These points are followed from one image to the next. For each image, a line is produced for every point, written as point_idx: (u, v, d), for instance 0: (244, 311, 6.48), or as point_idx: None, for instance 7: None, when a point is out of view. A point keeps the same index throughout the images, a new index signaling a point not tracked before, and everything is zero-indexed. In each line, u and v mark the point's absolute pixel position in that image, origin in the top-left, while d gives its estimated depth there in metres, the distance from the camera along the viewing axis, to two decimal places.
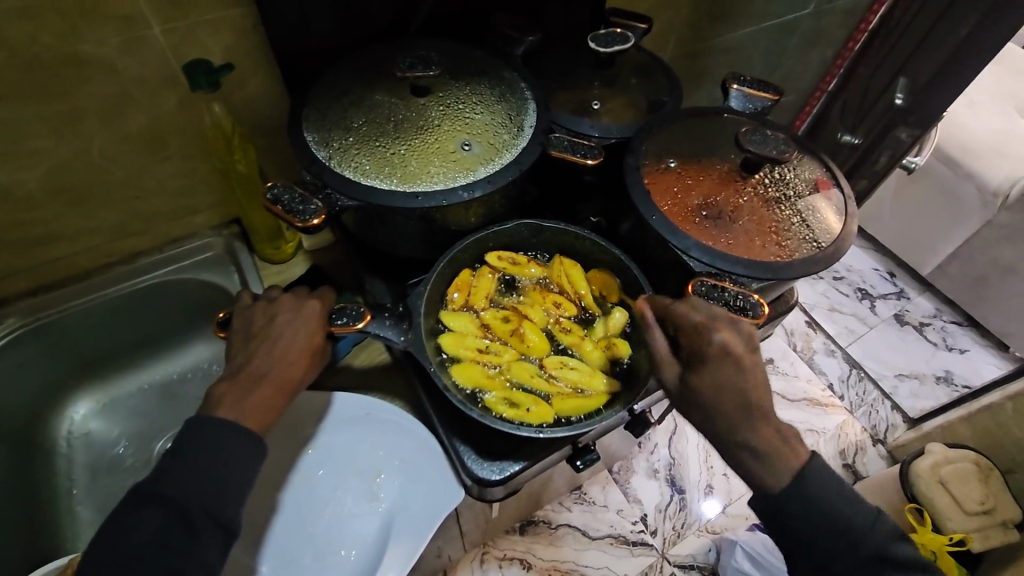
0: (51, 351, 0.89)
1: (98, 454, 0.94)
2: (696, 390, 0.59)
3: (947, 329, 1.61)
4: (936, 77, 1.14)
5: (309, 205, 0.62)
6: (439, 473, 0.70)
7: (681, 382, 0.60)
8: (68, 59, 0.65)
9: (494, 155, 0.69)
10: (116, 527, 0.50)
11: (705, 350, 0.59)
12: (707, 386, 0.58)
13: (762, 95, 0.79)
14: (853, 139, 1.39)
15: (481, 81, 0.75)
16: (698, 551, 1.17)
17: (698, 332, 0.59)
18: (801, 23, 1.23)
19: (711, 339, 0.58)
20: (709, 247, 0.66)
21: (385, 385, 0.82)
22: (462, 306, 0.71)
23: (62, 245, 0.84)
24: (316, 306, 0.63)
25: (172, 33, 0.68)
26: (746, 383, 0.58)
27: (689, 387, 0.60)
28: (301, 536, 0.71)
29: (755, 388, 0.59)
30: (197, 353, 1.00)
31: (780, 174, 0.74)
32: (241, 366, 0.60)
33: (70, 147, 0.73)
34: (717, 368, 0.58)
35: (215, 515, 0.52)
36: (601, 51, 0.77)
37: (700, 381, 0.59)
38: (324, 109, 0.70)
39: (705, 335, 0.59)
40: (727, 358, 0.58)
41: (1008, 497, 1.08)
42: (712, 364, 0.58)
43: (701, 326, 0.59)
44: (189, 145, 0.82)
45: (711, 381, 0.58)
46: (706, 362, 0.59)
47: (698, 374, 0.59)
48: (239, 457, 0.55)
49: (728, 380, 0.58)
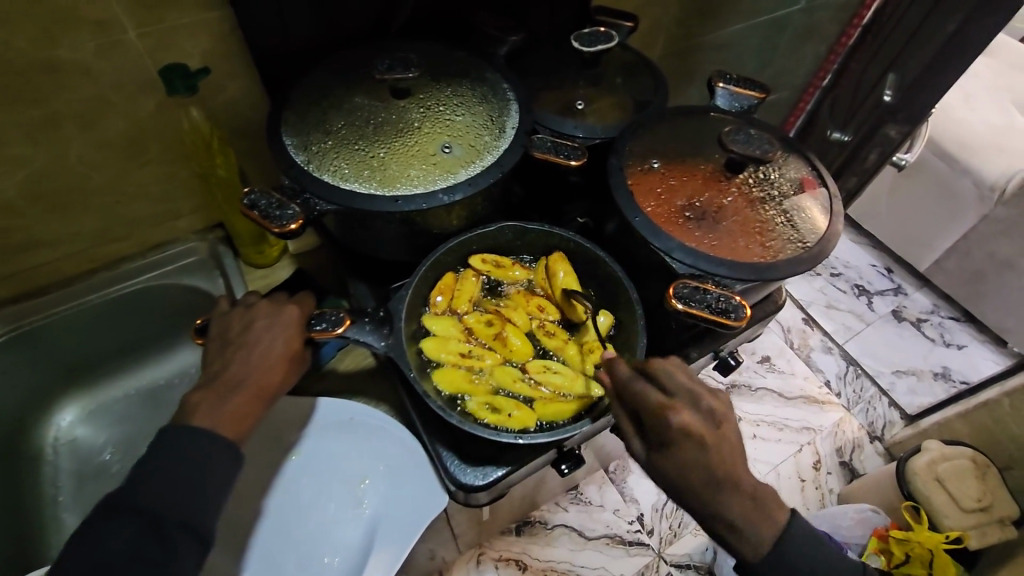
0: (35, 358, 0.88)
1: (85, 461, 0.93)
2: (660, 469, 0.55)
3: (945, 325, 1.60)
4: (925, 73, 1.11)
5: (286, 210, 0.61)
6: (423, 479, 0.70)
7: (647, 459, 0.57)
8: (42, 65, 0.65)
9: (475, 157, 0.68)
10: (88, 540, 0.50)
11: (666, 431, 0.55)
12: (670, 467, 0.54)
13: (749, 94, 0.78)
14: (842, 137, 1.36)
15: (462, 82, 0.74)
16: (694, 550, 1.16)
17: (655, 412, 0.55)
18: (792, 19, 1.22)
19: (668, 421, 0.54)
20: (692, 248, 0.65)
21: (371, 389, 0.82)
22: (445, 310, 0.71)
23: (43, 251, 0.83)
24: (293, 312, 0.63)
25: (148, 37, 0.68)
26: (713, 463, 0.54)
27: (653, 466, 0.56)
28: (286, 543, 0.71)
29: (723, 464, 0.54)
30: (184, 358, 0.99)
31: (766, 173, 0.73)
32: (217, 374, 0.59)
33: (48, 153, 0.73)
34: (680, 449, 0.54)
35: (190, 525, 0.51)
36: (585, 50, 0.77)
37: (663, 461, 0.55)
38: (304, 113, 0.69)
39: (662, 417, 0.55)
40: (688, 444, 0.54)
41: (1006, 494, 1.07)
42: (672, 445, 0.54)
43: (658, 407, 0.55)
44: (170, 150, 0.81)
45: (674, 464, 0.54)
46: (667, 443, 0.55)
47: (659, 453, 0.55)
48: (214, 467, 0.54)
49: (692, 463, 0.54)
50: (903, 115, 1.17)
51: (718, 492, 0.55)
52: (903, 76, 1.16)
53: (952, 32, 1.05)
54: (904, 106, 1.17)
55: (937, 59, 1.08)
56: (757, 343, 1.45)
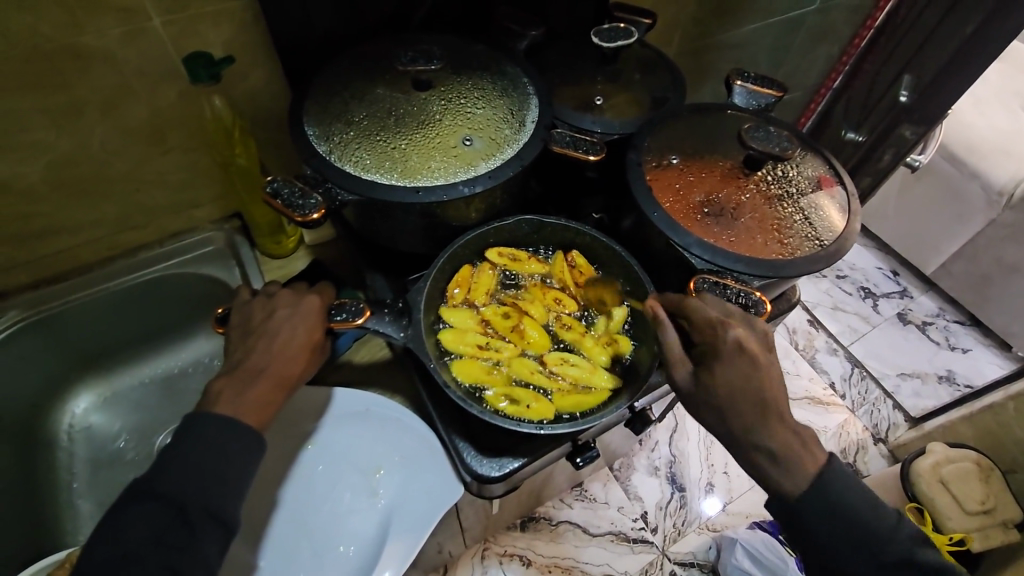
0: (53, 344, 0.89)
1: (98, 448, 0.94)
2: (709, 387, 0.58)
3: (950, 328, 1.61)
4: (945, 72, 1.12)
5: (309, 199, 0.62)
6: (438, 468, 0.70)
7: (693, 381, 0.59)
8: (68, 52, 0.65)
9: (496, 150, 0.69)
10: (114, 523, 0.50)
11: (722, 344, 0.58)
12: (722, 379, 0.58)
13: (766, 92, 0.78)
14: (857, 137, 1.37)
15: (483, 76, 0.74)
16: (698, 549, 1.17)
17: (713, 327, 0.59)
18: (806, 19, 1.22)
19: (726, 334, 0.58)
20: (710, 244, 0.66)
21: (385, 380, 0.82)
22: (462, 302, 0.71)
23: (63, 238, 0.84)
24: (315, 301, 0.63)
25: (173, 25, 0.68)
26: (762, 382, 0.58)
27: (701, 385, 0.59)
28: (300, 531, 0.71)
29: (771, 386, 0.58)
30: (198, 347, 1.00)
31: (783, 171, 0.73)
32: (239, 363, 0.60)
33: (70, 140, 0.73)
34: (732, 365, 0.58)
35: (214, 511, 0.52)
36: (604, 46, 0.76)
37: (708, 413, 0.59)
38: (325, 103, 0.70)
39: (719, 331, 0.59)
40: (744, 354, 0.58)
41: (1010, 497, 1.06)
42: (727, 358, 0.58)
43: (718, 322, 0.59)
44: (191, 138, 0.81)
45: (726, 379, 0.58)
46: (720, 357, 0.58)
47: (712, 369, 0.59)
48: (236, 454, 0.55)
49: (742, 378, 0.58)
50: (919, 116, 1.19)
51: None
52: (921, 77, 1.18)
53: (973, 32, 1.06)
54: (920, 106, 1.18)
55: (957, 57, 1.10)
56: None
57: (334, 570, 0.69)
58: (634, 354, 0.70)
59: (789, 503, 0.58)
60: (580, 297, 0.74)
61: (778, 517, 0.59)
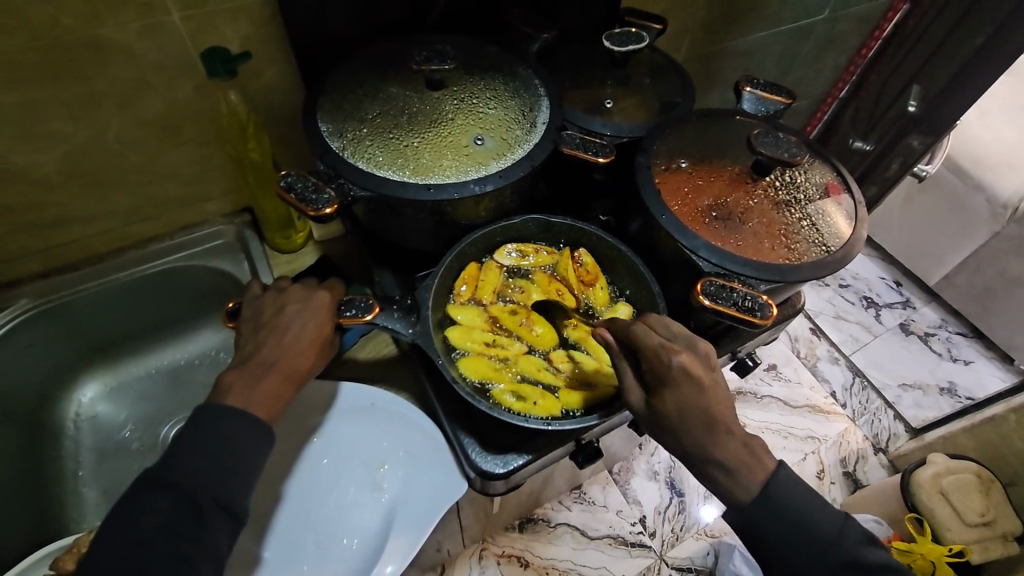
0: (62, 332, 0.90)
1: (104, 437, 0.94)
2: (662, 411, 0.58)
3: (952, 340, 1.61)
4: (954, 84, 1.14)
5: (322, 194, 0.62)
6: (442, 463, 0.71)
7: (648, 407, 0.60)
8: (87, 44, 0.66)
9: (507, 150, 0.70)
10: (127, 511, 0.51)
11: (667, 372, 0.59)
12: (671, 408, 0.58)
13: (776, 98, 0.79)
14: (864, 146, 1.39)
15: (495, 76, 0.75)
16: (696, 554, 1.17)
17: (655, 352, 0.59)
18: (815, 29, 1.22)
19: (670, 360, 0.59)
20: (718, 248, 0.66)
21: (390, 376, 0.83)
22: (470, 300, 0.71)
23: (76, 228, 0.85)
24: (325, 297, 0.64)
25: (191, 21, 0.69)
26: (710, 405, 0.58)
27: (653, 410, 0.59)
28: (304, 524, 0.72)
29: (721, 407, 0.59)
30: (205, 339, 1.00)
31: (791, 177, 0.74)
32: (250, 355, 0.60)
33: (86, 131, 0.74)
34: (680, 390, 0.58)
35: (223, 502, 0.53)
36: (616, 50, 0.77)
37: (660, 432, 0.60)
38: (339, 101, 0.70)
39: (663, 357, 0.59)
40: (689, 380, 0.58)
41: (1009, 511, 1.07)
42: (673, 384, 0.58)
43: (661, 348, 0.59)
44: (205, 132, 0.82)
45: (676, 404, 0.58)
46: (667, 384, 0.59)
47: (661, 397, 0.59)
48: (245, 446, 0.55)
49: (691, 402, 0.58)
50: (927, 126, 1.20)
51: None
52: (929, 87, 1.19)
53: (982, 45, 1.08)
54: (929, 117, 1.20)
55: (966, 70, 1.11)
56: (764, 351, 1.46)
57: (337, 563, 0.70)
58: None
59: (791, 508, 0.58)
60: (582, 296, 0.73)
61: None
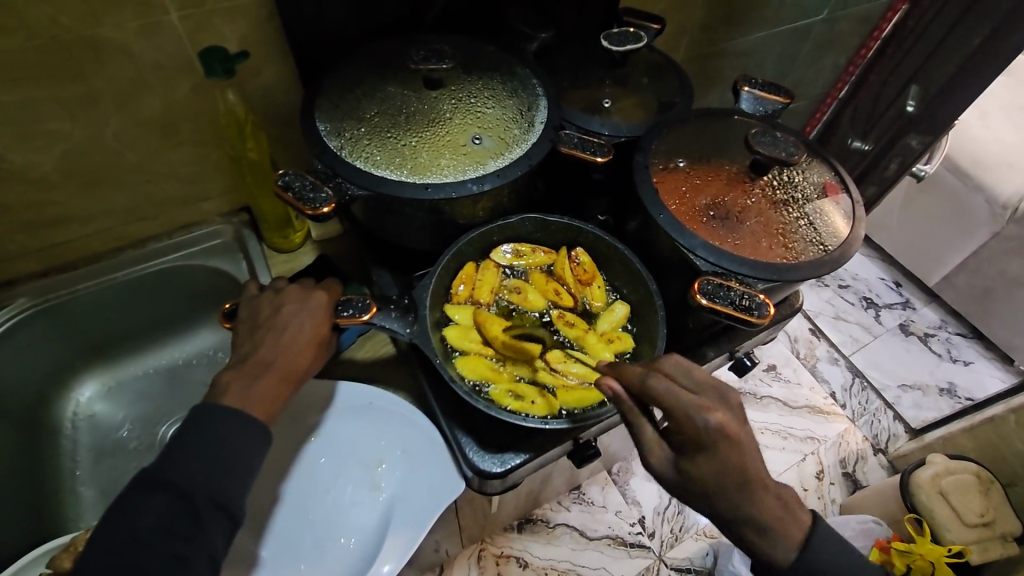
0: (60, 332, 0.90)
1: (102, 437, 0.94)
2: (696, 476, 0.53)
3: (952, 341, 1.61)
4: (951, 83, 1.14)
5: (320, 192, 0.62)
6: (440, 462, 0.71)
7: (674, 469, 0.54)
8: (85, 43, 0.66)
9: (504, 149, 0.70)
10: (123, 510, 0.51)
11: (703, 435, 0.52)
12: (707, 471, 0.53)
13: (774, 98, 0.79)
14: (863, 146, 1.39)
15: (493, 76, 0.75)
16: (695, 554, 1.17)
17: (689, 415, 0.53)
18: (814, 29, 1.22)
19: (704, 422, 0.52)
20: (716, 247, 0.66)
21: (387, 376, 0.83)
22: (467, 299, 0.71)
23: (74, 227, 0.85)
24: (323, 296, 0.64)
25: (189, 20, 0.69)
26: (746, 460, 0.54)
27: (684, 474, 0.54)
28: (303, 523, 0.72)
29: (752, 462, 0.55)
30: (203, 339, 1.01)
31: (788, 176, 0.74)
32: (247, 356, 0.60)
33: (84, 130, 0.74)
34: (717, 451, 0.53)
35: (220, 502, 0.53)
36: (613, 50, 0.77)
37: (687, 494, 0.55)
38: (337, 100, 0.71)
39: (695, 418, 0.53)
40: (725, 439, 0.53)
41: (1009, 512, 1.07)
42: (708, 447, 0.53)
43: (693, 409, 0.53)
44: (203, 131, 0.82)
45: (711, 467, 0.53)
46: (703, 447, 0.53)
47: (694, 461, 0.53)
48: (241, 446, 0.55)
49: (728, 464, 0.53)
50: (926, 126, 1.20)
51: (752, 489, 0.55)
52: (928, 88, 1.19)
53: (979, 45, 1.08)
54: (927, 116, 1.20)
55: (963, 70, 1.11)
56: (763, 351, 1.46)
57: (336, 561, 0.70)
58: (634, 349, 0.70)
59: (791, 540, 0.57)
60: (579, 294, 0.74)
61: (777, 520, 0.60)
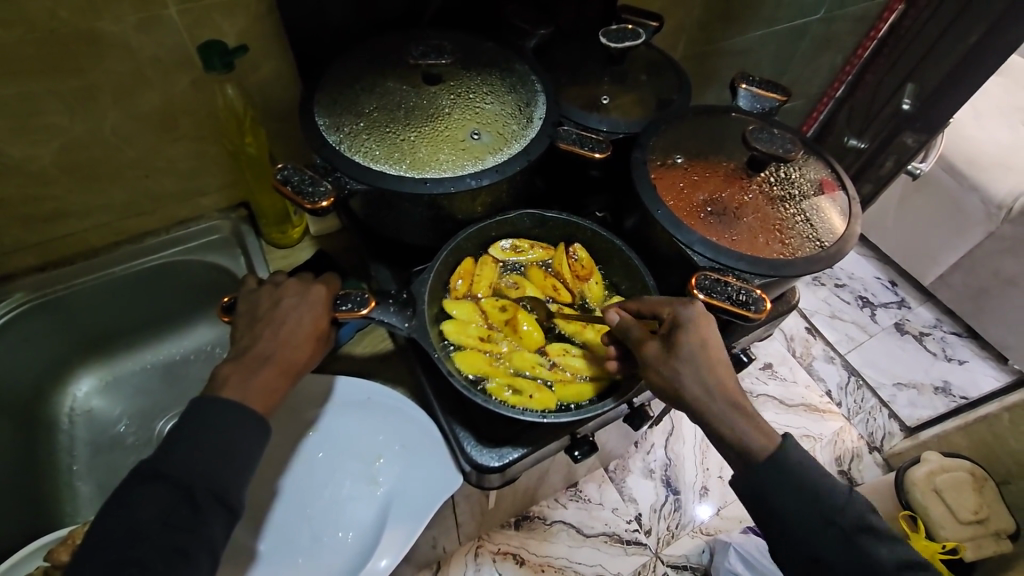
0: (57, 326, 0.90)
1: (99, 432, 0.95)
2: (679, 354, 0.59)
3: (947, 340, 1.62)
4: (946, 82, 1.15)
5: (318, 186, 0.63)
6: (439, 456, 0.72)
7: (662, 356, 0.59)
8: (85, 37, 0.66)
9: (503, 145, 0.70)
10: (122, 502, 0.51)
11: (686, 315, 0.61)
12: (690, 348, 0.59)
13: (771, 96, 0.79)
14: (860, 144, 1.40)
15: (491, 72, 0.75)
16: (691, 552, 1.17)
17: (676, 303, 0.62)
18: (811, 28, 1.23)
19: (689, 305, 0.61)
20: (713, 243, 0.67)
21: (387, 372, 0.83)
22: (465, 294, 0.71)
23: (72, 221, 0.85)
24: (321, 291, 0.64)
25: (188, 14, 0.69)
26: (722, 348, 0.60)
27: (672, 355, 0.59)
28: (301, 518, 0.72)
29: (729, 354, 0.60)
30: (201, 335, 1.01)
31: (785, 173, 0.74)
32: (246, 349, 0.61)
33: (83, 124, 0.74)
34: (698, 326, 0.60)
35: (219, 495, 0.53)
36: (612, 46, 0.77)
37: None
38: (337, 95, 0.71)
39: (679, 305, 0.62)
40: (705, 322, 0.60)
41: (1002, 509, 1.07)
42: (691, 321, 0.60)
43: (678, 298, 0.62)
44: (201, 127, 0.82)
45: (693, 344, 0.59)
46: (685, 322, 0.60)
47: (679, 339, 0.59)
48: (240, 438, 0.56)
49: (708, 345, 0.59)
50: (922, 125, 1.21)
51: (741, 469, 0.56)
52: (924, 86, 1.20)
53: (975, 44, 1.08)
54: (923, 115, 1.20)
55: (959, 68, 1.12)
56: (760, 349, 1.46)
57: (333, 556, 0.70)
58: None
59: (777, 522, 0.58)
60: (577, 290, 0.74)
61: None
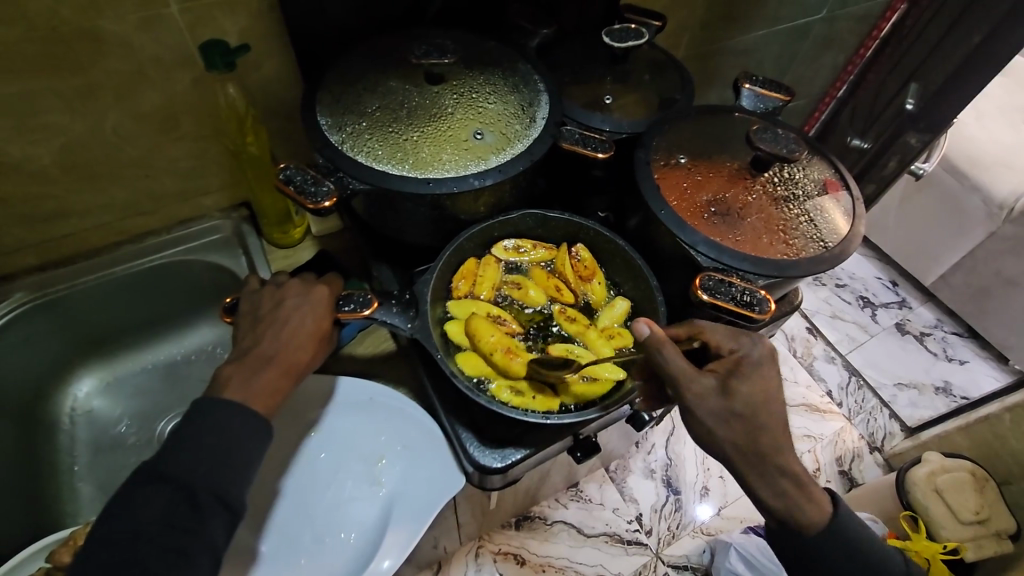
0: (58, 326, 0.90)
1: (100, 432, 0.94)
2: (740, 397, 0.59)
3: (947, 340, 1.62)
4: (949, 83, 1.15)
5: (321, 187, 0.62)
6: (441, 457, 0.71)
7: (721, 394, 0.59)
8: (86, 35, 0.66)
9: (506, 145, 0.70)
10: (124, 503, 0.51)
11: (750, 355, 0.61)
12: (751, 390, 0.59)
13: (774, 96, 0.79)
14: (861, 144, 1.40)
15: (494, 71, 0.75)
16: (692, 552, 1.17)
17: (739, 341, 0.62)
18: (813, 28, 1.23)
19: (755, 346, 0.61)
20: (717, 243, 0.66)
21: (388, 372, 0.83)
22: (467, 294, 0.71)
23: (72, 220, 0.84)
24: (323, 291, 0.64)
25: (190, 13, 0.69)
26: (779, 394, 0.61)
27: (732, 395, 0.59)
28: (302, 518, 0.71)
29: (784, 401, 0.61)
30: (202, 335, 1.00)
31: (789, 174, 0.74)
32: (249, 349, 0.60)
33: (84, 123, 0.74)
34: (760, 372, 0.60)
35: (220, 496, 0.53)
36: (615, 46, 0.77)
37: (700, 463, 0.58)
38: (339, 94, 0.70)
39: (747, 342, 0.62)
40: (767, 367, 0.61)
41: (1004, 509, 1.07)
42: (756, 365, 0.61)
43: (742, 337, 0.62)
44: (203, 126, 0.82)
45: (755, 387, 0.59)
46: (750, 366, 0.60)
47: (742, 381, 0.59)
48: (243, 440, 0.55)
49: (767, 390, 0.60)
50: (924, 124, 1.20)
51: None
52: (927, 86, 1.19)
53: (978, 44, 1.08)
54: (926, 115, 1.20)
55: (962, 69, 1.11)
56: None
57: (335, 557, 0.70)
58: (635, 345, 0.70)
59: None
60: (580, 290, 0.74)
61: (797, 513, 0.60)
